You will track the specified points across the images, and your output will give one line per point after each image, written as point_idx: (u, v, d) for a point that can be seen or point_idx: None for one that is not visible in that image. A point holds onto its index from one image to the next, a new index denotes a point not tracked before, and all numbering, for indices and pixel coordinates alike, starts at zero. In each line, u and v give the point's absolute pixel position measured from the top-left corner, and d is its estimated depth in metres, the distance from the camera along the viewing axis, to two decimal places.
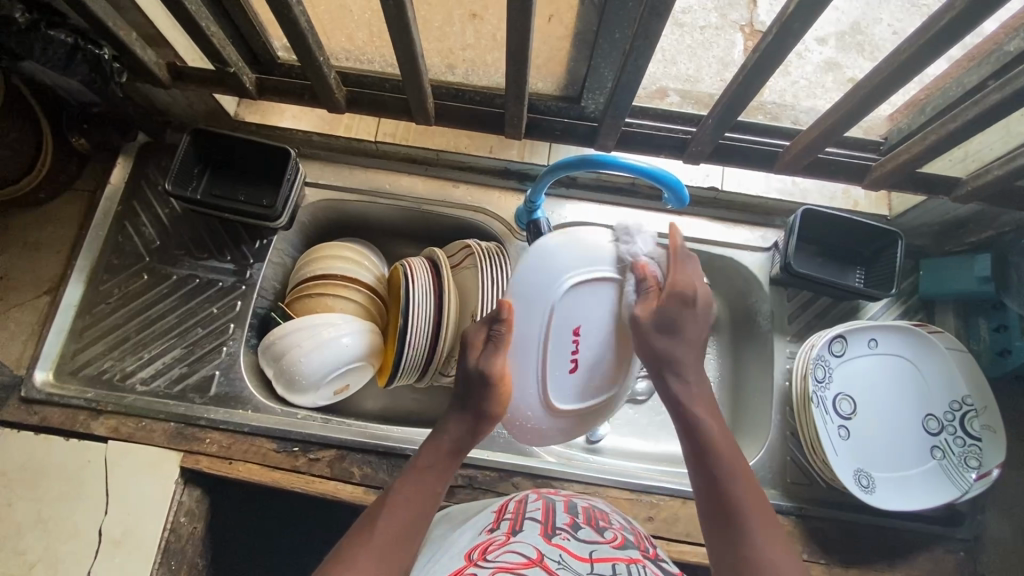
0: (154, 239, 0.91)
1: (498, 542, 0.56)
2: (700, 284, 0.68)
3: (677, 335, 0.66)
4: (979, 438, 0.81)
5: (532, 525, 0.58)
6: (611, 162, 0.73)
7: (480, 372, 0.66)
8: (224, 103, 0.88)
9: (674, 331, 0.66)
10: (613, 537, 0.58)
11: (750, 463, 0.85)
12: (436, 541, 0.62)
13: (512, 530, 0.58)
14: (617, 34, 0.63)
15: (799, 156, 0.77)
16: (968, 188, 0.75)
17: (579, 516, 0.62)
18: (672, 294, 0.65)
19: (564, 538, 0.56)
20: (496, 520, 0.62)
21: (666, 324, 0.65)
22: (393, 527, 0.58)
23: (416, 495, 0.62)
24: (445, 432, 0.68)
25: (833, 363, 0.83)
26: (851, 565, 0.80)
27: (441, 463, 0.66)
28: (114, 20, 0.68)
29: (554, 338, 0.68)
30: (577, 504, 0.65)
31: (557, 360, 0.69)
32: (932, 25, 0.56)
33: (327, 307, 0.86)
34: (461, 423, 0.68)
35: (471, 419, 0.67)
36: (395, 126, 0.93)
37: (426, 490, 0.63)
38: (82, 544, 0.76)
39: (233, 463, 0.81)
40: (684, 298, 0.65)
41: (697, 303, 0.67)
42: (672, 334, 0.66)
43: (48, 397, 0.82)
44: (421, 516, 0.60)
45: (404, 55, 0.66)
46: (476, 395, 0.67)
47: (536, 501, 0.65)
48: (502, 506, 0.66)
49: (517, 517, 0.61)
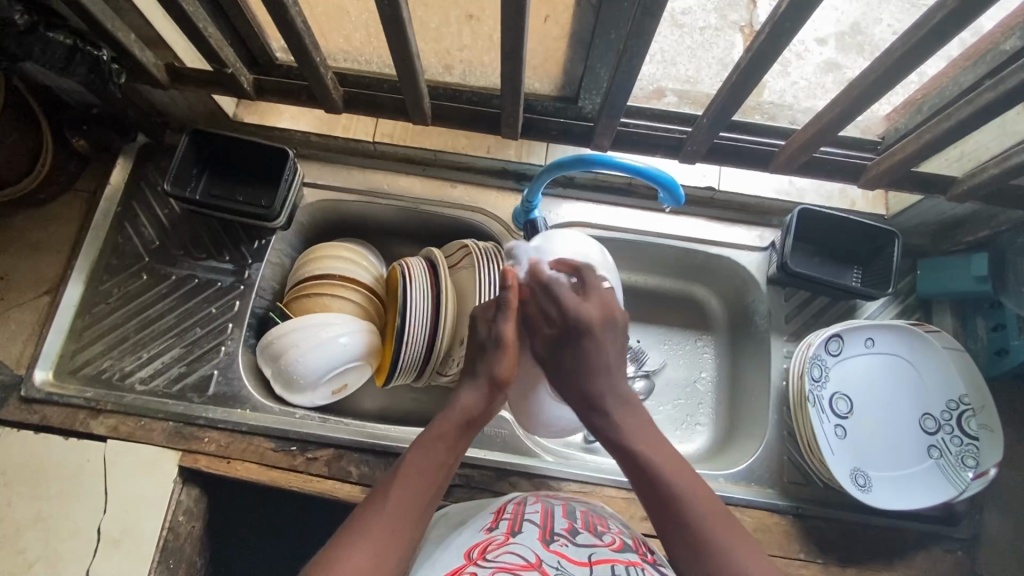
0: (154, 240, 0.91)
1: (497, 542, 0.56)
2: (595, 305, 0.70)
3: (592, 366, 0.67)
4: (976, 438, 0.81)
5: (530, 528, 0.59)
6: (606, 161, 0.74)
7: (490, 334, 0.69)
8: (223, 104, 0.89)
9: (585, 363, 0.68)
10: (613, 542, 0.58)
11: (747, 462, 0.85)
12: (433, 544, 0.62)
13: (511, 532, 0.58)
14: (613, 34, 0.63)
15: (794, 156, 0.77)
16: (964, 188, 0.75)
17: (578, 521, 0.62)
18: (567, 326, 0.69)
19: (563, 543, 0.56)
20: (495, 520, 0.62)
21: (572, 357, 0.69)
22: (404, 502, 0.56)
23: (429, 466, 0.60)
24: (462, 401, 0.66)
25: (830, 362, 0.83)
26: (848, 565, 0.80)
27: (456, 434, 0.63)
28: (113, 22, 0.68)
29: None
30: (576, 507, 0.66)
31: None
32: (924, 24, 0.56)
33: (325, 307, 0.87)
34: (476, 394, 0.66)
35: (485, 386, 0.67)
36: (393, 127, 0.94)
37: (441, 463, 0.61)
38: (81, 542, 0.77)
39: (231, 462, 0.81)
40: (580, 325, 0.68)
41: (596, 327, 0.69)
42: (575, 367, 0.68)
43: (48, 396, 0.82)
44: (430, 488, 0.59)
45: (401, 57, 0.66)
46: (487, 361, 0.68)
47: (535, 504, 0.65)
48: (501, 508, 0.66)
49: (516, 518, 0.62)
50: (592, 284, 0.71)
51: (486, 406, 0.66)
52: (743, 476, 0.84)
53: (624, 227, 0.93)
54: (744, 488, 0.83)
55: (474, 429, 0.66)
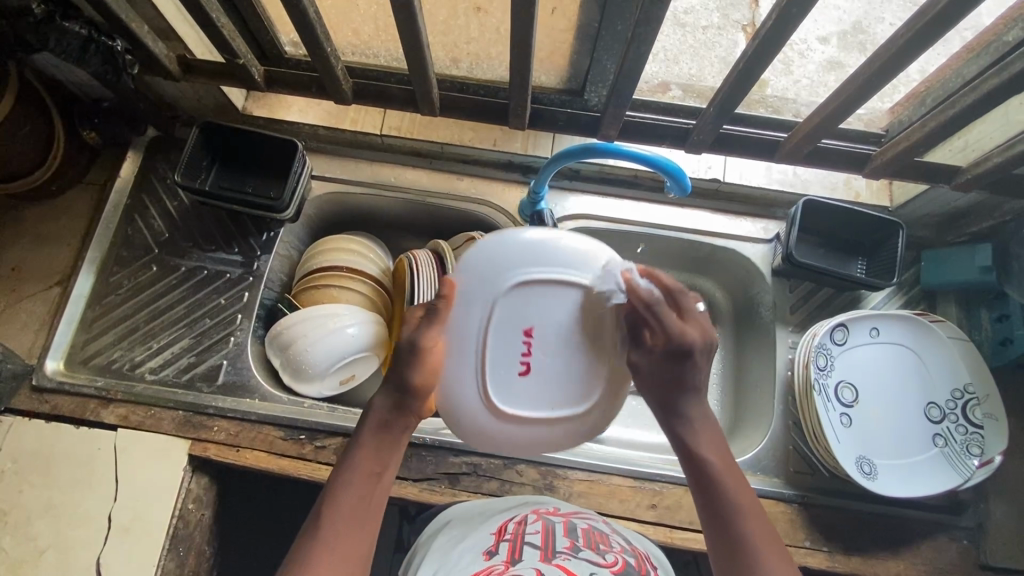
0: (163, 232, 0.92)
1: (498, 571, 0.54)
2: (695, 327, 0.61)
3: (681, 386, 0.61)
4: (981, 427, 0.81)
5: (531, 551, 0.57)
6: (616, 151, 0.74)
7: (410, 342, 0.60)
8: (232, 97, 0.90)
9: (677, 382, 0.61)
10: (615, 562, 0.57)
11: (754, 451, 0.85)
12: (433, 560, 0.60)
13: (511, 559, 0.56)
14: (619, 25, 0.64)
15: (800, 145, 0.78)
16: (968, 176, 0.76)
17: (580, 539, 0.60)
18: (671, 346, 0.60)
19: (565, 558, 0.55)
20: (495, 543, 0.60)
21: (667, 375, 0.62)
22: (340, 530, 0.54)
23: (360, 483, 0.57)
24: (376, 408, 0.61)
25: (835, 351, 0.84)
26: (853, 553, 0.80)
27: (385, 443, 0.60)
28: (127, 12, 0.69)
29: (503, 337, 0.63)
30: (577, 525, 0.64)
31: (502, 364, 0.64)
32: (927, 10, 0.56)
33: (333, 298, 0.87)
34: (389, 401, 0.60)
35: (393, 390, 0.60)
36: (401, 119, 0.95)
37: (375, 472, 0.58)
38: (91, 531, 0.77)
39: (241, 451, 0.82)
40: (684, 349, 0.60)
41: (698, 350, 0.61)
42: (677, 385, 0.61)
43: (59, 385, 0.83)
44: (369, 506, 0.57)
45: (412, 48, 0.67)
46: (399, 364, 0.60)
47: (536, 522, 0.63)
48: (501, 528, 0.64)
49: (516, 540, 0.59)
50: (690, 305, 0.62)
51: (400, 409, 0.60)
52: (750, 465, 0.84)
53: (629, 219, 0.94)
54: (750, 477, 0.83)
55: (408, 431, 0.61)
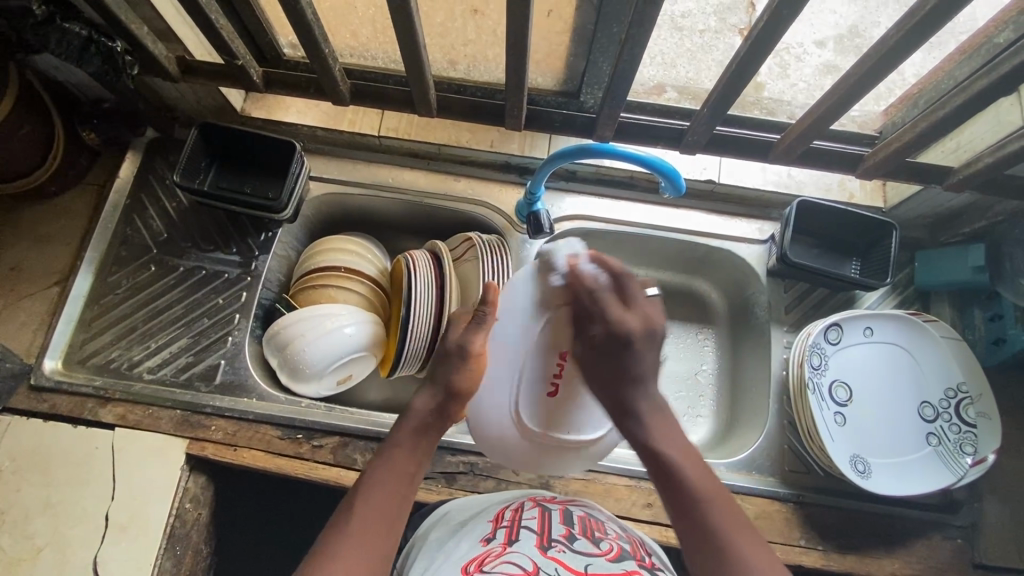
0: (161, 232, 0.92)
1: (495, 553, 0.55)
2: (636, 316, 0.67)
3: (627, 378, 0.65)
4: (975, 425, 0.82)
5: (527, 536, 0.57)
6: (612, 151, 0.75)
7: (460, 346, 0.67)
8: (231, 98, 0.92)
9: (624, 375, 0.65)
10: (609, 549, 0.57)
11: (749, 451, 0.85)
12: (430, 550, 0.61)
13: (509, 541, 0.57)
14: (614, 28, 0.65)
15: (794, 145, 0.79)
16: (960, 177, 0.76)
17: (575, 526, 0.61)
18: (613, 336, 0.65)
19: (560, 550, 0.55)
20: (493, 529, 0.61)
21: (611, 367, 0.65)
22: (374, 514, 0.56)
23: (393, 473, 0.60)
24: (415, 406, 0.65)
25: (829, 351, 0.84)
26: (848, 552, 0.80)
27: (420, 439, 0.64)
28: (128, 15, 0.70)
29: (541, 357, 0.74)
30: (573, 511, 0.65)
31: (535, 381, 0.74)
32: (917, 11, 0.57)
33: (331, 298, 0.88)
34: (430, 400, 0.66)
35: (439, 393, 0.66)
36: (399, 121, 0.96)
37: (408, 465, 0.62)
38: (88, 529, 0.77)
39: (238, 450, 0.82)
40: (621, 334, 0.65)
41: (637, 338, 0.65)
42: (623, 376, 0.65)
43: (58, 384, 0.84)
44: (400, 496, 0.59)
45: (409, 50, 0.68)
46: (448, 368, 0.67)
47: (533, 509, 0.64)
48: (499, 514, 0.64)
49: (513, 525, 0.60)
50: (634, 295, 0.68)
51: (437, 408, 0.66)
52: (745, 465, 0.85)
53: (626, 220, 0.95)
54: (745, 476, 0.84)
55: (438, 429, 0.66)
